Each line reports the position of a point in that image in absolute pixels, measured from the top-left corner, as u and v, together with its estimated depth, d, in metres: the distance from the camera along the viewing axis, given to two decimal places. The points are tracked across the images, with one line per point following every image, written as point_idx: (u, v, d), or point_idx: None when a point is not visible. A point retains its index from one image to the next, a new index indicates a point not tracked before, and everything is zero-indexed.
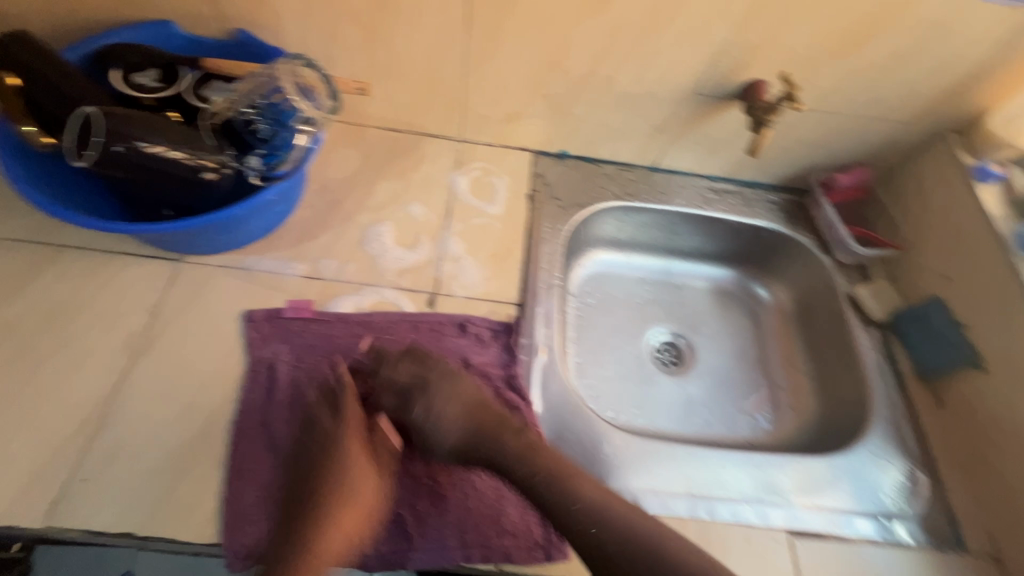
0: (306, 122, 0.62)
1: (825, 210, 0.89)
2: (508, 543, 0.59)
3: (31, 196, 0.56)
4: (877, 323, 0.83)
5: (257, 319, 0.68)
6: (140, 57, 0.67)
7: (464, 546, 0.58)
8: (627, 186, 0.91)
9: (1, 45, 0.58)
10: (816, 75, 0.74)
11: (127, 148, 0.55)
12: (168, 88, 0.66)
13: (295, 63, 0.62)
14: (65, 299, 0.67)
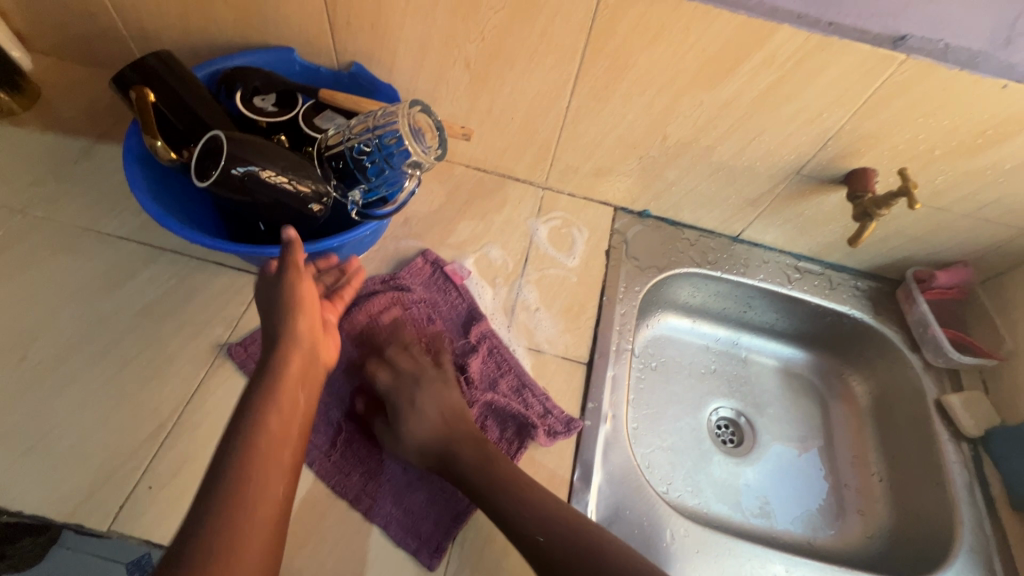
0: (412, 167, 0.64)
1: (919, 306, 0.83)
2: (395, 514, 0.62)
3: (150, 209, 0.59)
4: (969, 438, 0.77)
5: (416, 268, 0.78)
6: (262, 81, 0.71)
7: (360, 493, 0.62)
8: (707, 254, 0.89)
9: (149, 67, 0.65)
10: (930, 172, 0.71)
11: (245, 172, 0.57)
12: (283, 114, 0.70)
13: (411, 108, 0.61)
14: (157, 301, 0.69)
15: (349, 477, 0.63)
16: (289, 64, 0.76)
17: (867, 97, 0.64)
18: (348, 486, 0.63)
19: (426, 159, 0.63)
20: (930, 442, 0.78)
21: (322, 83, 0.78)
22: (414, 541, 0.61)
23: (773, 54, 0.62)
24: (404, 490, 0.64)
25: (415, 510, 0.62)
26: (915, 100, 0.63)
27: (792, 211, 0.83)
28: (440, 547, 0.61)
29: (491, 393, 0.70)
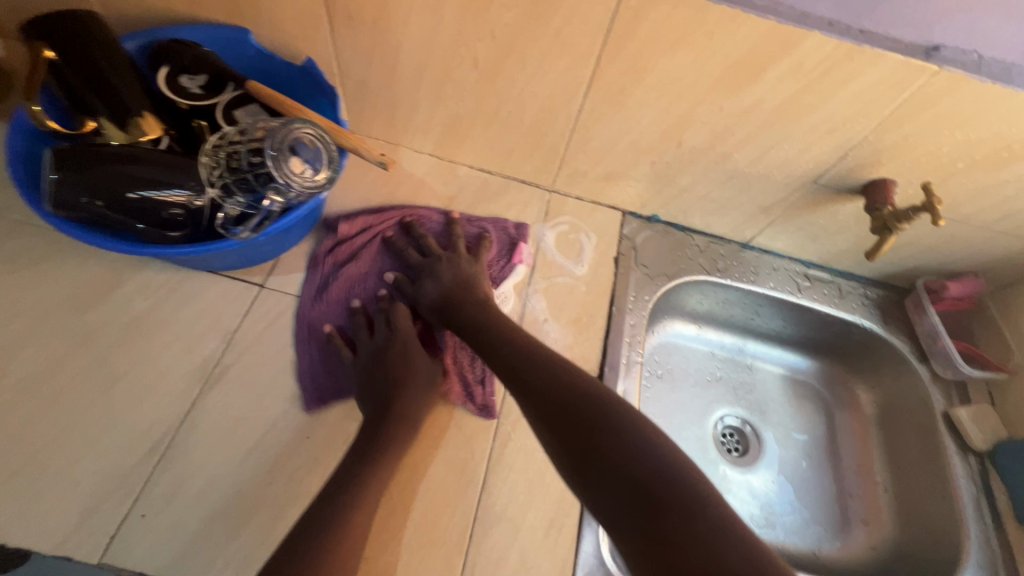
0: (280, 189, 0.56)
1: (929, 317, 0.82)
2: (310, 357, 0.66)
3: (19, 182, 0.56)
4: (976, 451, 0.76)
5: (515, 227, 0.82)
6: (192, 59, 0.64)
7: (303, 325, 0.68)
8: (716, 261, 0.87)
9: (57, 17, 0.58)
10: (952, 184, 0.69)
11: (91, 201, 0.53)
12: (208, 98, 0.65)
13: (300, 128, 0.57)
14: (146, 313, 0.65)
15: (317, 305, 0.70)
16: (243, 46, 0.69)
17: (892, 110, 0.62)
18: (311, 314, 0.69)
19: (297, 179, 0.56)
20: (936, 455, 0.78)
21: (277, 72, 0.73)
22: (310, 385, 0.64)
23: (800, 61, 0.59)
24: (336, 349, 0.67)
25: (332, 366, 0.66)
26: (942, 113, 0.61)
27: (805, 219, 0.81)
28: (322, 400, 0.63)
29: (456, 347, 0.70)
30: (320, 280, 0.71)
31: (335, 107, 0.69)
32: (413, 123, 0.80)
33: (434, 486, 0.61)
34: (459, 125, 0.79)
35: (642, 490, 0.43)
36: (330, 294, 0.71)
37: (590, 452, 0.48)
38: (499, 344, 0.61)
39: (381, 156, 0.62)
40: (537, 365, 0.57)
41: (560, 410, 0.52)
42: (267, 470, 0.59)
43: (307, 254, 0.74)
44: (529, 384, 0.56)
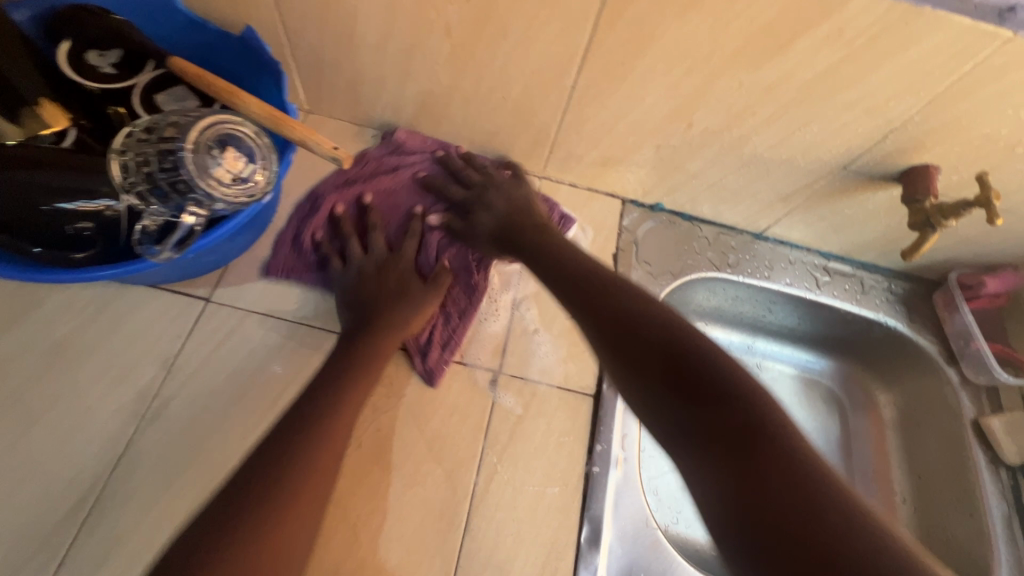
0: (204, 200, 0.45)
1: (962, 317, 0.74)
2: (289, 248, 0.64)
3: None
4: (1009, 466, 0.69)
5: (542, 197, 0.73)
6: (100, 32, 0.53)
7: (303, 215, 0.66)
8: (726, 255, 0.78)
9: None
10: (1005, 171, 0.60)
11: None
12: (121, 80, 0.54)
13: (232, 127, 0.46)
14: (71, 338, 0.56)
15: (323, 203, 0.66)
16: (168, 13, 0.58)
17: (947, 86, 0.52)
18: (319, 207, 0.66)
19: (227, 188, 0.45)
20: (964, 468, 0.71)
21: (211, 45, 0.61)
22: (279, 269, 0.63)
23: (842, 27, 0.48)
24: (323, 254, 0.64)
25: (307, 265, 0.64)
26: (1007, 90, 0.51)
27: (829, 208, 0.71)
28: (287, 279, 0.63)
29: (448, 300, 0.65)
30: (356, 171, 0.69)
31: (281, 88, 0.57)
32: (380, 102, 0.69)
33: (409, 531, 0.54)
34: (434, 105, 0.68)
35: (713, 413, 0.38)
36: (349, 193, 0.68)
37: (658, 368, 0.43)
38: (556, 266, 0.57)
39: (334, 151, 0.52)
40: (597, 285, 0.53)
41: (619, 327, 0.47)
42: None
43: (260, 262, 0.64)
44: (589, 302, 0.51)
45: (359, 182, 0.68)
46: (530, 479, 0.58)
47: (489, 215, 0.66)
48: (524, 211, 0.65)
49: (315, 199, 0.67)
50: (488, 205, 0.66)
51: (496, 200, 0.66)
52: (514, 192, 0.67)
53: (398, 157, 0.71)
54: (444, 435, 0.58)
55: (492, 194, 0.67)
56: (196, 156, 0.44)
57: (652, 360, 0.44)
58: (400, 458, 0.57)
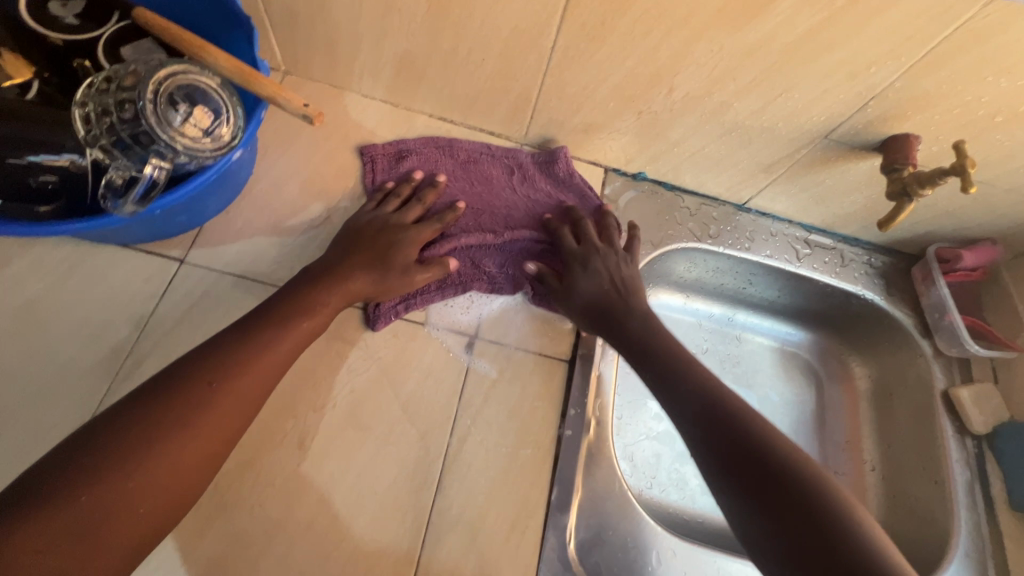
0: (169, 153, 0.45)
1: (938, 290, 0.75)
2: (384, 160, 0.70)
3: None
4: (974, 434, 0.71)
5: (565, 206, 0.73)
6: None
7: (430, 150, 0.72)
8: (708, 225, 0.78)
9: None
10: (984, 141, 0.59)
11: None
12: (84, 32, 0.52)
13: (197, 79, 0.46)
14: (44, 296, 0.56)
15: (454, 152, 0.72)
16: None
17: (929, 50, 0.51)
18: (444, 162, 0.72)
19: (193, 142, 0.45)
20: (931, 437, 0.73)
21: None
22: (372, 173, 0.70)
23: None
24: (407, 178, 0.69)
25: (385, 177, 0.70)
26: (987, 56, 0.50)
27: (811, 178, 0.71)
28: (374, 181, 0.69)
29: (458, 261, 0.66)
30: (505, 160, 0.73)
31: (251, 42, 0.55)
32: (357, 63, 0.67)
33: (382, 488, 0.54)
34: (412, 66, 0.66)
35: (767, 487, 0.45)
36: (479, 159, 0.73)
37: (717, 431, 0.50)
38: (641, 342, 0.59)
39: (305, 108, 0.50)
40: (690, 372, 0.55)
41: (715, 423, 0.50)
42: None
43: (236, 223, 0.63)
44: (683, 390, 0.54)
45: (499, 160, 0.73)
46: (503, 440, 0.59)
47: (591, 282, 0.64)
48: (622, 292, 0.63)
49: (452, 150, 0.73)
50: (595, 270, 0.64)
51: (598, 270, 0.64)
52: (625, 270, 0.65)
53: (531, 178, 0.73)
54: (419, 397, 0.59)
55: (602, 262, 0.65)
56: (161, 110, 0.43)
57: (710, 424, 0.50)
58: (374, 417, 0.57)
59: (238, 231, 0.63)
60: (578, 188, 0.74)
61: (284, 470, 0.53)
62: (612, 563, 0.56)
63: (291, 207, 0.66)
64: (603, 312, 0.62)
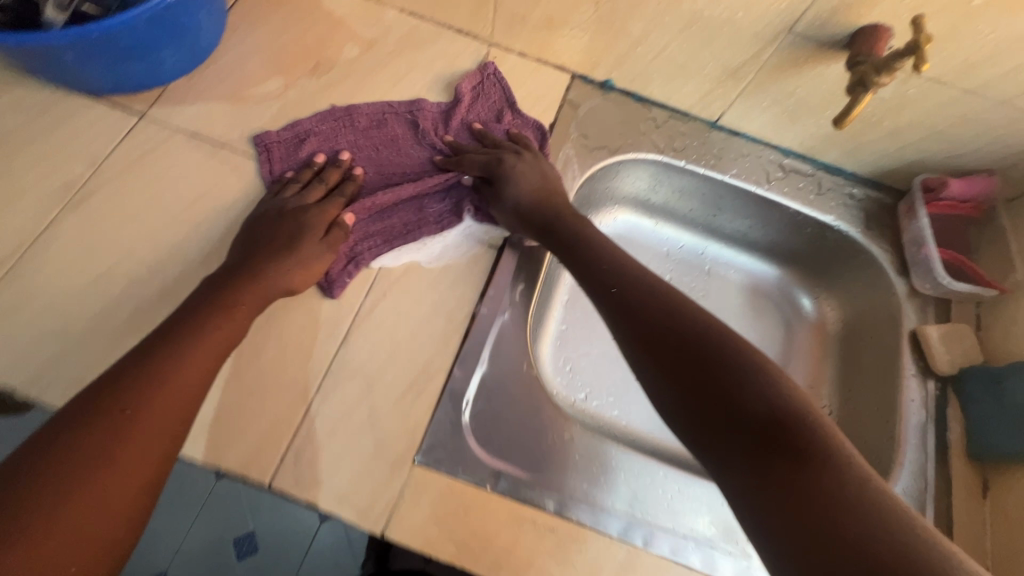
0: None
1: (918, 221, 0.69)
2: (279, 141, 0.65)
3: None
4: (938, 376, 0.65)
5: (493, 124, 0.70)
6: None
7: (316, 126, 0.67)
8: (674, 139, 0.75)
9: None
10: (963, 34, 0.54)
11: None
12: None
13: None
14: (15, 132, 0.62)
15: (349, 123, 0.68)
16: None
17: None
18: (345, 132, 0.67)
19: None
20: (892, 377, 0.67)
21: None
22: (264, 156, 0.64)
23: None
24: (312, 153, 0.65)
25: (287, 160, 0.65)
26: None
27: (782, 87, 0.67)
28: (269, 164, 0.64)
29: (394, 219, 0.64)
30: (408, 115, 0.69)
31: None
32: None
33: (289, 333, 0.57)
34: None
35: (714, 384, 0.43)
36: (376, 116, 0.68)
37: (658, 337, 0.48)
38: (597, 269, 0.56)
39: None
40: (642, 295, 0.52)
41: (664, 343, 0.47)
42: (116, 298, 0.56)
43: (195, 89, 0.67)
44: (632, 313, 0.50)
45: (398, 110, 0.69)
46: (416, 309, 0.60)
47: (528, 184, 0.62)
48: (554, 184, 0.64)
49: (350, 118, 0.68)
50: (521, 171, 0.63)
51: (529, 172, 0.63)
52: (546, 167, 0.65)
53: (442, 111, 0.70)
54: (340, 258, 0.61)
55: (528, 163, 0.64)
56: None
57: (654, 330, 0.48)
58: None
59: (197, 95, 0.67)
60: (488, 103, 0.72)
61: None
62: (507, 434, 0.56)
63: (250, 80, 0.68)
64: (554, 229, 0.60)
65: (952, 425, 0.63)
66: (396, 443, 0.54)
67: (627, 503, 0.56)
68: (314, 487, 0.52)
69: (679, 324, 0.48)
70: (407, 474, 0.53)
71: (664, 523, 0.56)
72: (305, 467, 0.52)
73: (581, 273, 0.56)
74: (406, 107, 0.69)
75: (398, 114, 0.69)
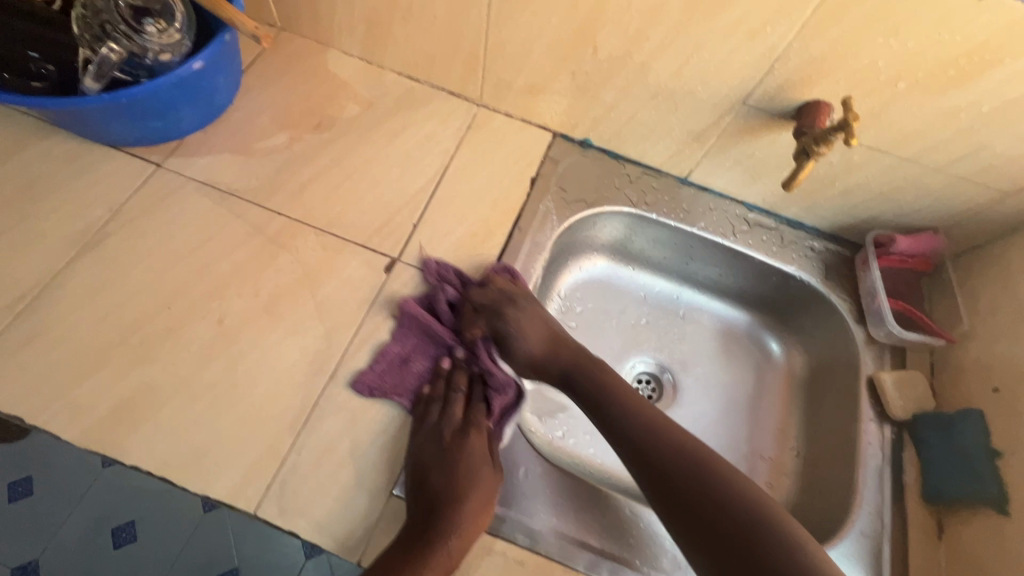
0: (148, 52, 0.59)
1: (871, 273, 0.74)
2: (375, 367, 0.62)
3: None
4: (893, 420, 0.69)
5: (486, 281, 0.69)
6: None
7: (396, 342, 0.64)
8: (646, 193, 0.81)
9: None
10: (892, 110, 0.61)
11: None
12: None
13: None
14: (44, 178, 0.68)
15: (403, 335, 0.64)
16: None
17: (815, 7, 0.54)
18: (425, 342, 0.65)
19: (162, 41, 0.59)
20: (851, 421, 0.71)
21: None
22: (363, 383, 0.61)
23: None
24: (415, 373, 0.63)
25: (405, 387, 0.62)
26: (873, 11, 0.52)
27: (742, 151, 0.73)
28: (375, 391, 0.61)
29: (504, 403, 0.64)
30: (415, 317, 0.65)
31: None
32: (335, 19, 0.78)
33: (281, 367, 0.61)
34: (379, 22, 0.75)
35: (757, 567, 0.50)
36: (418, 321, 0.65)
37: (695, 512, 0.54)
38: (621, 427, 0.61)
39: (255, 32, 0.62)
40: (669, 459, 0.57)
41: (696, 520, 0.54)
42: (123, 332, 0.61)
43: (208, 141, 0.74)
44: (665, 484, 0.56)
45: (404, 312, 0.65)
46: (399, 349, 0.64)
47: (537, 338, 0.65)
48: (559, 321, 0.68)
49: (405, 325, 0.65)
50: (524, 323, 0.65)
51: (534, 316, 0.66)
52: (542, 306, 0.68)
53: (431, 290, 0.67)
54: (333, 299, 0.66)
55: (529, 305, 0.66)
56: (145, 22, 0.58)
57: (688, 504, 0.55)
58: (289, 311, 0.64)
59: (210, 147, 0.73)
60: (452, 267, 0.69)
61: (202, 339, 0.62)
62: None
63: (259, 134, 0.75)
64: (577, 383, 0.64)
65: (908, 470, 0.66)
66: (375, 476, 0.57)
67: (595, 539, 0.58)
68: (296, 516, 0.55)
69: (708, 497, 0.54)
70: (382, 505, 0.56)
71: (632, 561, 0.58)
72: (288, 497, 0.55)
73: (606, 427, 0.62)
74: (406, 308, 0.65)
75: (407, 314, 0.65)
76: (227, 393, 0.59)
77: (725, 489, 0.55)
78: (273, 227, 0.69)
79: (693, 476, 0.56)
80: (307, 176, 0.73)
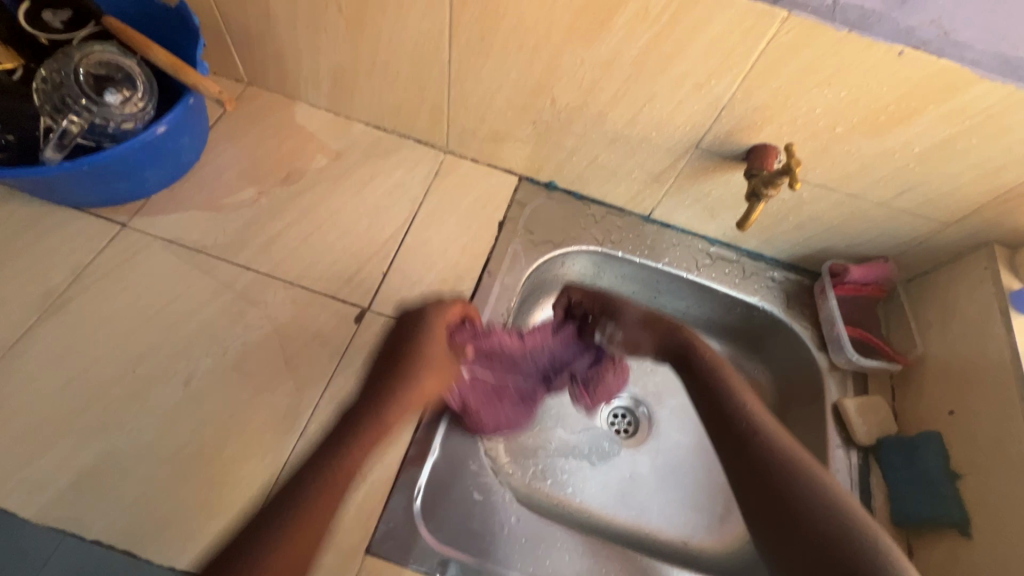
0: (111, 120, 0.61)
1: (829, 302, 0.77)
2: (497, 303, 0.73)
3: None
4: (859, 446, 0.71)
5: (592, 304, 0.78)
6: None
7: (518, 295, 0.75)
8: (610, 232, 0.83)
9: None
10: (833, 151, 0.64)
11: None
12: (67, 33, 0.63)
13: (124, 65, 0.63)
14: (2, 245, 0.67)
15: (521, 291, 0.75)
16: None
17: (753, 62, 0.57)
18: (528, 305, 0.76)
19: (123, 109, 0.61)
20: (819, 448, 0.72)
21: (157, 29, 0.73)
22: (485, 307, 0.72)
23: (645, 6, 0.56)
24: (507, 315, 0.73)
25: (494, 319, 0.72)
26: (805, 66, 0.56)
27: (700, 190, 0.76)
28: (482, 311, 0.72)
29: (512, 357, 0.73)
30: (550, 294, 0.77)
31: (197, 48, 0.67)
32: (301, 75, 0.79)
33: (250, 427, 0.60)
34: (344, 77, 0.77)
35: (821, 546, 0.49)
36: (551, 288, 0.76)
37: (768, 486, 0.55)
38: (729, 408, 0.62)
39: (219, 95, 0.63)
40: (766, 437, 0.59)
41: (777, 503, 0.54)
42: (86, 400, 0.60)
43: (174, 198, 0.74)
44: (751, 470, 0.57)
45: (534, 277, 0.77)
46: None
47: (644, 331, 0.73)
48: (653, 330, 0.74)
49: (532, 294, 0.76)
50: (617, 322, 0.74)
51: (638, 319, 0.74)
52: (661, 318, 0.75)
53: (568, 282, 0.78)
54: (303, 353, 0.66)
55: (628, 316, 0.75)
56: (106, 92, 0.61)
57: (764, 481, 0.56)
58: (258, 368, 0.64)
59: (176, 204, 0.73)
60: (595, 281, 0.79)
61: (167, 403, 0.61)
62: (456, 521, 0.59)
63: (226, 190, 0.76)
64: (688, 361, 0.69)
65: (876, 495, 0.68)
66: (349, 534, 0.57)
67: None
68: None
69: (791, 479, 0.54)
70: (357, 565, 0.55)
71: None
72: None
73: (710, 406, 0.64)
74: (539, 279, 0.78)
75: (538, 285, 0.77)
76: (195, 457, 0.58)
77: (810, 470, 0.55)
78: (242, 283, 0.69)
79: (788, 460, 0.56)
80: (275, 230, 0.74)
